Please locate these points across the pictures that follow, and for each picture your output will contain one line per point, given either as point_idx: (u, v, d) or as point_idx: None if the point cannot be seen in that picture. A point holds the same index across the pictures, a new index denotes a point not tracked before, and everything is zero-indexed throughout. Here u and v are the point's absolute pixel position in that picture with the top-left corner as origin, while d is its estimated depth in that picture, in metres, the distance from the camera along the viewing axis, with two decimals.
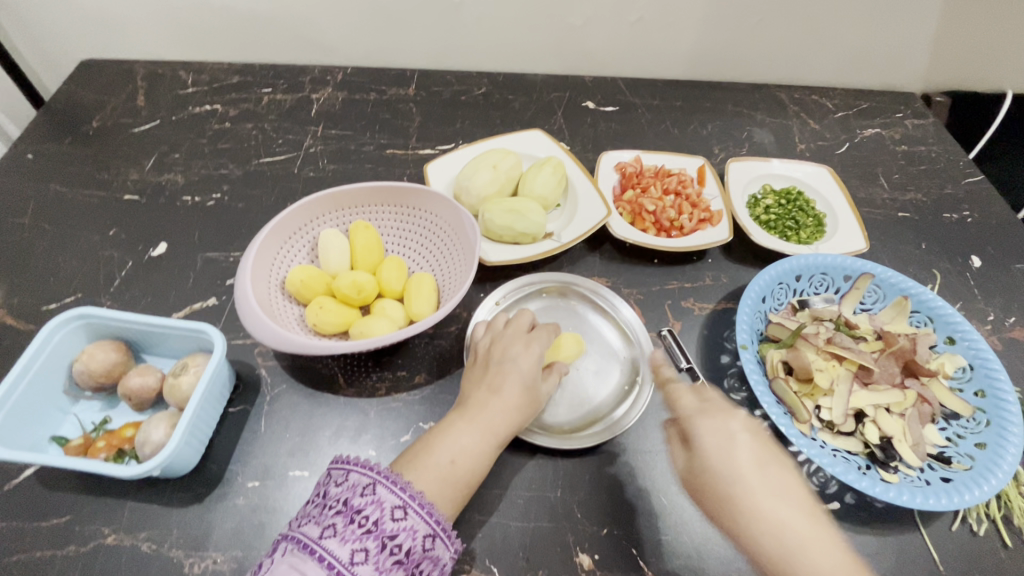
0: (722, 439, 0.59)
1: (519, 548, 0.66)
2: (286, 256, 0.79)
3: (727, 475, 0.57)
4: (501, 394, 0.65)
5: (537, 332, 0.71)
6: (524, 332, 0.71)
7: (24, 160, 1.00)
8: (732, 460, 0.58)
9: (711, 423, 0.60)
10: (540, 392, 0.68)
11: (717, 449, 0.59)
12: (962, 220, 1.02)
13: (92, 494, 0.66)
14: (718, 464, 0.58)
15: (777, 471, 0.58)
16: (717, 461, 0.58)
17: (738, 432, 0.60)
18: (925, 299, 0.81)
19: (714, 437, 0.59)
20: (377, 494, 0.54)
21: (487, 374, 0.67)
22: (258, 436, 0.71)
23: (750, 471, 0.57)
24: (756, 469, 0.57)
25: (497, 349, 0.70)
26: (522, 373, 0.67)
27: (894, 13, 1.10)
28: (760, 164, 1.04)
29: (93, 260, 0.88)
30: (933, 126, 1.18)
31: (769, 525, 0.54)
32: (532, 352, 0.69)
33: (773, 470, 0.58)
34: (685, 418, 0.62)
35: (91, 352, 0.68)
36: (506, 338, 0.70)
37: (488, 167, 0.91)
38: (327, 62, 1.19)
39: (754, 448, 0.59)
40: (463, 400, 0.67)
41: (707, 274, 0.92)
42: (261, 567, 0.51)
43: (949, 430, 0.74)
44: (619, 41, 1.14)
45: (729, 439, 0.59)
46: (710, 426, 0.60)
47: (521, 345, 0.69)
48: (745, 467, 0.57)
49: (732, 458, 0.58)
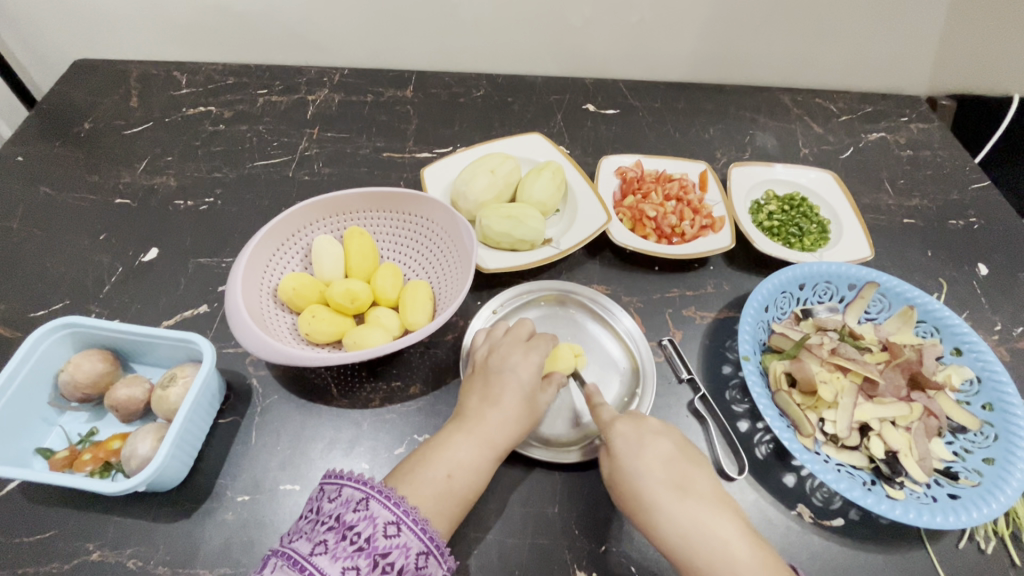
0: (631, 440, 0.61)
1: (515, 566, 0.64)
2: (279, 263, 0.77)
3: (633, 474, 0.59)
4: (500, 404, 0.63)
5: (537, 340, 0.70)
6: (522, 341, 0.70)
7: (14, 162, 0.98)
8: (639, 459, 0.59)
9: (623, 426, 0.62)
10: (539, 403, 0.67)
11: (626, 449, 0.60)
12: (969, 226, 1.01)
13: (77, 508, 0.64)
14: (627, 464, 0.60)
15: (688, 468, 0.59)
16: (626, 461, 0.60)
17: (648, 433, 0.62)
18: (931, 309, 0.79)
19: (625, 439, 0.61)
20: (370, 510, 0.52)
21: (487, 383, 0.66)
22: (249, 449, 0.70)
23: (656, 467, 0.59)
24: (661, 468, 0.59)
25: (496, 356, 0.68)
26: (522, 383, 0.65)
27: (901, 14, 1.08)
28: (764, 169, 1.02)
29: (83, 266, 0.86)
30: (939, 130, 1.16)
31: (671, 519, 0.56)
32: (532, 360, 0.67)
33: (682, 465, 0.59)
34: (604, 425, 0.64)
35: (78, 362, 0.67)
36: (506, 346, 0.69)
37: (486, 171, 0.89)
38: (324, 63, 1.17)
39: (664, 446, 0.61)
40: (460, 411, 0.65)
41: (709, 281, 0.90)
42: None
43: (956, 444, 0.72)
44: (621, 42, 1.12)
45: (638, 438, 0.61)
46: (623, 429, 0.62)
47: (521, 352, 0.68)
48: (649, 463, 0.59)
49: (639, 456, 0.60)
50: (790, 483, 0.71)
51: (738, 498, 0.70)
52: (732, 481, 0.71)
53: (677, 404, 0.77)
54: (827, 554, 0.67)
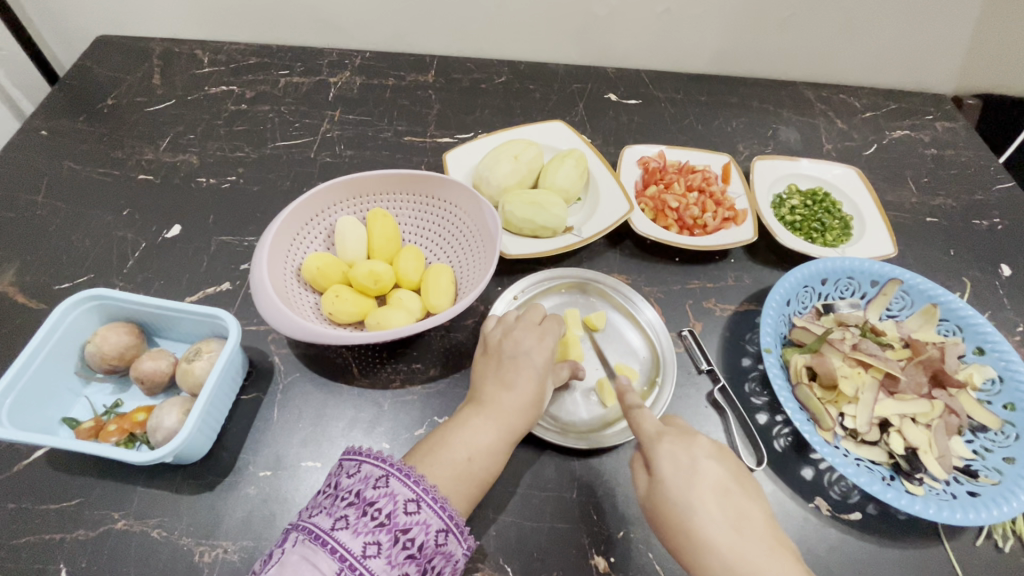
0: (682, 465, 0.56)
1: (533, 548, 0.64)
2: (303, 242, 0.78)
3: (683, 506, 0.54)
4: (516, 387, 0.63)
5: (549, 323, 0.71)
6: (535, 324, 0.70)
7: (38, 136, 0.98)
8: (691, 490, 0.54)
9: (672, 448, 0.57)
10: (550, 386, 0.67)
11: (674, 476, 0.56)
12: (992, 227, 1.00)
13: (102, 478, 0.65)
14: (677, 493, 0.55)
15: (743, 500, 0.54)
16: (675, 489, 0.55)
17: (700, 457, 0.56)
18: (955, 307, 0.79)
19: (673, 464, 0.56)
20: (390, 487, 0.52)
21: (501, 366, 0.66)
22: (271, 425, 0.70)
23: (710, 501, 0.54)
24: (715, 501, 0.54)
25: (509, 340, 0.67)
26: (535, 367, 0.65)
27: (932, 11, 1.06)
28: (787, 163, 1.01)
29: (107, 240, 0.87)
30: (964, 130, 1.15)
31: (726, 560, 0.51)
32: (546, 345, 0.67)
33: (738, 499, 0.54)
34: (649, 439, 0.59)
35: (104, 334, 0.67)
36: (519, 329, 0.69)
37: (509, 158, 0.89)
38: (345, 46, 1.16)
39: (718, 475, 0.55)
40: (475, 394, 0.65)
41: (730, 274, 0.90)
42: (272, 558, 0.49)
43: (977, 443, 0.72)
44: (645, 32, 1.11)
45: (691, 465, 0.56)
46: (672, 451, 0.57)
47: (534, 336, 0.68)
48: (703, 496, 0.54)
49: (692, 487, 0.54)
50: (808, 476, 0.71)
51: None
52: (750, 473, 0.71)
53: (696, 394, 0.77)
54: (844, 546, 0.67)
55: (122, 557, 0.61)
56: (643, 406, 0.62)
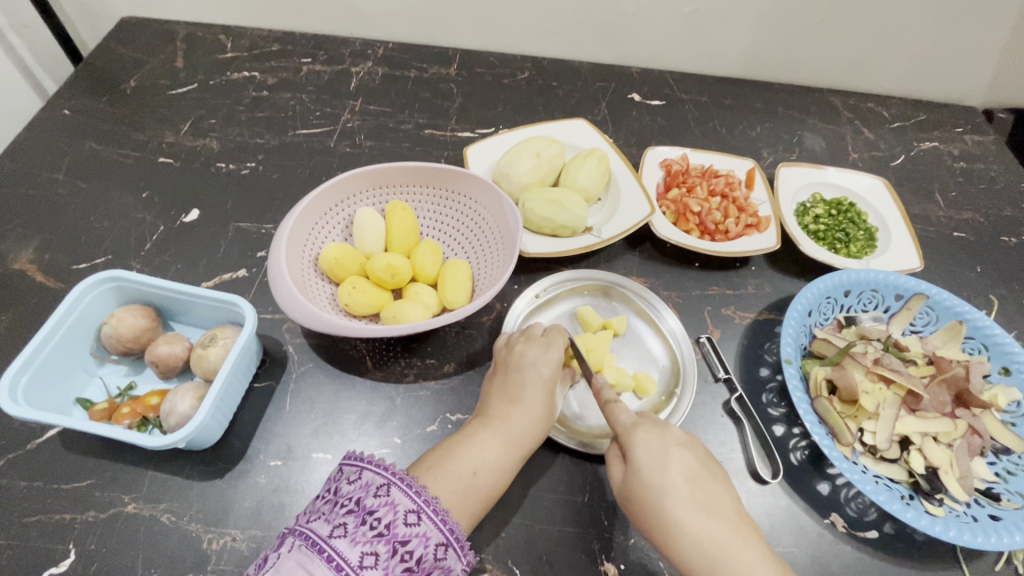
0: (655, 451, 0.58)
1: (542, 552, 0.64)
2: (321, 232, 0.77)
3: (657, 490, 0.56)
4: (524, 402, 0.63)
5: (553, 334, 0.69)
6: (538, 337, 0.69)
7: (60, 115, 0.98)
8: (663, 474, 0.56)
9: (647, 435, 0.58)
10: (558, 396, 0.67)
11: (650, 461, 0.57)
12: (1020, 245, 0.97)
13: (114, 460, 0.65)
14: (650, 477, 0.56)
15: (711, 485, 0.57)
16: (649, 475, 0.57)
17: (672, 444, 0.59)
18: (981, 325, 0.77)
19: (648, 450, 0.58)
20: (391, 496, 0.51)
21: (507, 382, 0.65)
22: (283, 414, 0.70)
23: (682, 485, 0.56)
24: (686, 486, 0.56)
25: (514, 354, 0.67)
26: (542, 379, 0.65)
27: (970, 21, 1.04)
28: (813, 172, 0.99)
29: (125, 222, 0.87)
30: (994, 144, 1.12)
31: (693, 539, 0.53)
32: (550, 356, 0.66)
33: (706, 483, 0.57)
34: (625, 428, 0.60)
35: (121, 316, 0.67)
36: (524, 342, 0.68)
37: (531, 155, 0.88)
38: (368, 36, 1.15)
39: (688, 461, 0.58)
40: (483, 409, 0.65)
41: (751, 282, 0.89)
42: (267, 562, 0.47)
43: (999, 465, 0.70)
44: (672, 32, 1.09)
45: (663, 452, 0.58)
46: (646, 438, 0.58)
47: (540, 347, 0.67)
48: (674, 481, 0.56)
49: (665, 473, 0.56)
50: (824, 491, 0.70)
51: (771, 503, 0.69)
52: (766, 484, 0.70)
53: (712, 403, 0.76)
54: (858, 565, 0.66)
55: (130, 541, 0.60)
56: (620, 401, 0.63)
